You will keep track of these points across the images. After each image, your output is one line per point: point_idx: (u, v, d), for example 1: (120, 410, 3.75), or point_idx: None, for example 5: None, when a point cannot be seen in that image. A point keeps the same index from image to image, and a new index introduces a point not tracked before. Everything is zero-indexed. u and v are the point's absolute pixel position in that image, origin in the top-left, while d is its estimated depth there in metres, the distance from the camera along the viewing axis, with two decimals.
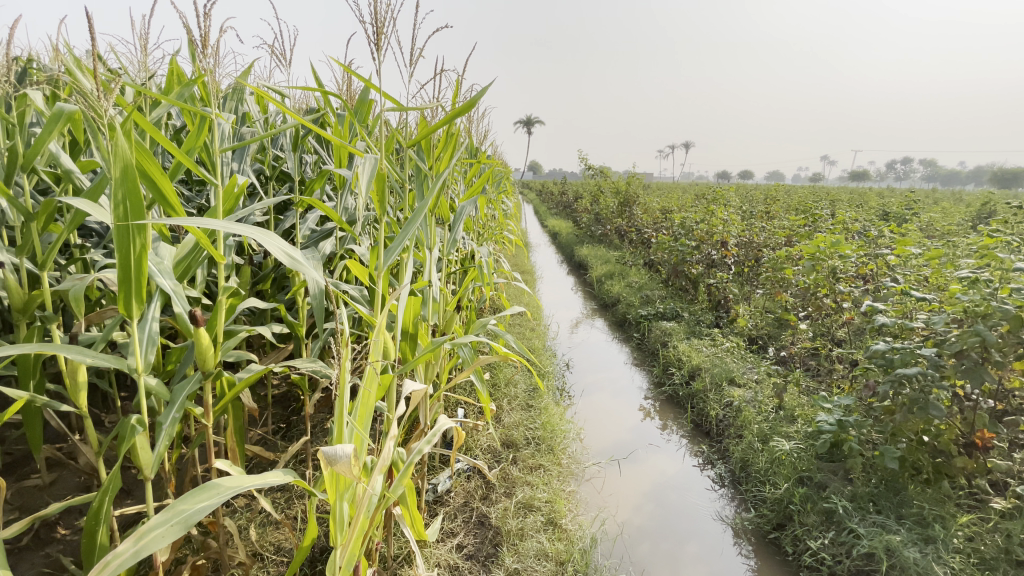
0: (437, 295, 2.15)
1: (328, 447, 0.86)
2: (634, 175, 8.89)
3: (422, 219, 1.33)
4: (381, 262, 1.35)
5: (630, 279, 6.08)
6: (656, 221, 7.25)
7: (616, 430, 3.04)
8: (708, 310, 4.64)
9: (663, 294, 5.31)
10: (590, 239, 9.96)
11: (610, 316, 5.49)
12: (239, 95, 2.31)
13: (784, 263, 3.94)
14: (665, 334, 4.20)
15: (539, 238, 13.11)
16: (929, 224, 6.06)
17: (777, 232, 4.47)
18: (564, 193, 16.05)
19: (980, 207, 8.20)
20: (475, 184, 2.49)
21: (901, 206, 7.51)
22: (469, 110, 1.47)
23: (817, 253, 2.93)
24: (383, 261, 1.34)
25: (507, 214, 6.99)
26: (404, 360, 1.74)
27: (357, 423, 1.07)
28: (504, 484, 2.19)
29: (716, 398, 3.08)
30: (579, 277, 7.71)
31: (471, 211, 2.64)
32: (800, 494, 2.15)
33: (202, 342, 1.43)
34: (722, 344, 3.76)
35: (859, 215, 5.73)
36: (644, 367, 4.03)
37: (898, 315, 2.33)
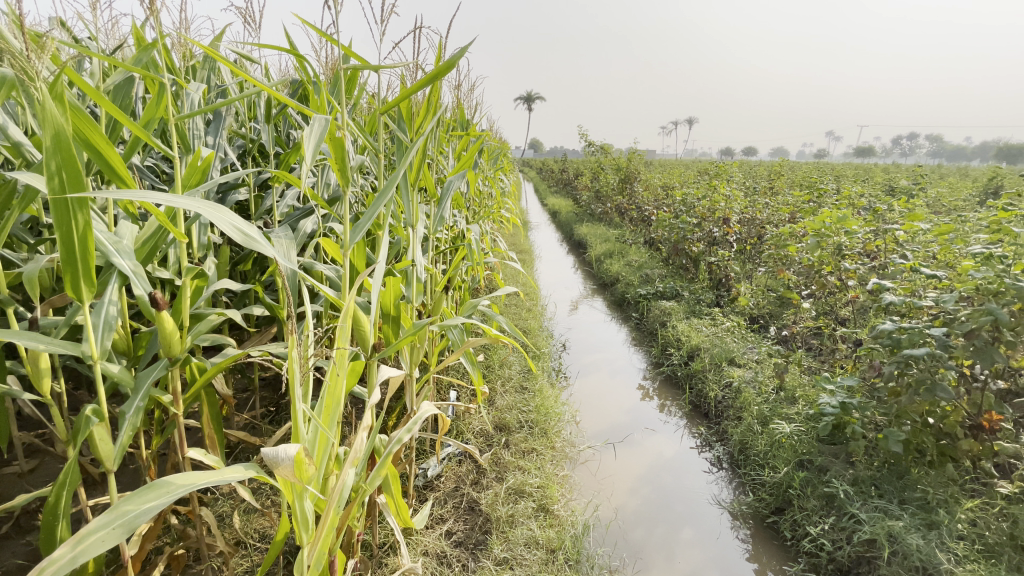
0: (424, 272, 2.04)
1: (268, 450, 0.79)
2: (636, 152, 8.69)
3: (392, 192, 1.22)
4: (347, 241, 1.24)
5: (630, 257, 5.95)
6: (658, 199, 7.08)
7: (612, 411, 2.98)
8: (709, 289, 4.54)
9: (663, 273, 5.20)
10: (590, 218, 9.81)
11: (609, 296, 5.39)
12: (212, 65, 2.19)
13: (787, 241, 3.82)
14: (664, 313, 4.11)
15: (539, 218, 12.93)
16: (938, 199, 5.89)
17: (781, 208, 4.34)
18: (564, 171, 15.87)
19: (988, 182, 8.06)
20: (468, 155, 2.36)
21: (909, 181, 7.31)
22: (448, 72, 1.35)
23: (822, 229, 2.82)
24: (352, 238, 1.24)
25: (505, 192, 6.85)
26: (385, 343, 1.65)
27: (322, 421, 0.98)
28: (495, 468, 2.13)
29: (715, 378, 3.01)
30: (579, 257, 7.59)
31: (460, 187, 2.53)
32: (801, 477, 2.09)
33: (166, 328, 1.35)
34: (722, 324, 3.67)
35: (867, 190, 5.57)
36: (642, 348, 3.95)
37: (906, 293, 2.23)
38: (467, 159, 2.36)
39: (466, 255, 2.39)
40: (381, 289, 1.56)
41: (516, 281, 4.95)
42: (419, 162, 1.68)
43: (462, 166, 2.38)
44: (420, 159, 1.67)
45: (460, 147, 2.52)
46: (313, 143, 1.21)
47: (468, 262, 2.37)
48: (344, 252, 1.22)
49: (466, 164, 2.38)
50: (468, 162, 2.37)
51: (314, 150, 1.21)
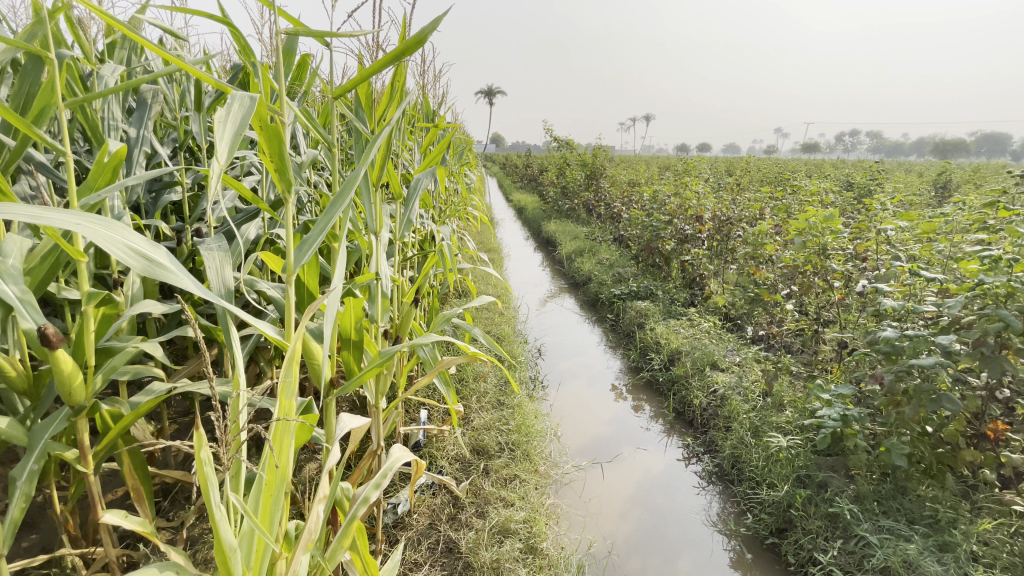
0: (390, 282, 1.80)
1: None
2: (600, 147, 8.57)
3: (352, 196, 0.95)
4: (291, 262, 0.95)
5: (600, 255, 5.81)
6: (625, 194, 6.96)
7: (594, 423, 2.80)
8: (683, 287, 4.44)
9: (635, 271, 5.07)
10: (556, 214, 9.65)
11: (581, 296, 5.23)
12: (132, 43, 1.85)
13: (763, 239, 3.74)
14: (640, 314, 3.97)
15: (503, 213, 12.69)
16: (894, 193, 6.03)
17: (753, 205, 4.27)
18: (527, 166, 15.69)
19: (934, 178, 8.45)
20: (436, 150, 2.11)
21: (864, 175, 7.50)
22: (418, 47, 1.10)
23: (807, 228, 2.72)
24: (298, 259, 0.94)
25: (469, 188, 6.58)
26: (347, 372, 1.41)
27: (260, 518, 0.77)
28: (475, 501, 1.91)
29: (700, 384, 2.88)
30: (546, 254, 7.42)
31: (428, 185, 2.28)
32: (802, 496, 1.97)
33: (63, 370, 1.05)
34: (701, 325, 3.56)
35: (829, 186, 5.63)
36: (619, 351, 3.81)
37: (900, 296, 2.14)
38: (436, 154, 2.12)
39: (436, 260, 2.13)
40: (338, 311, 1.32)
41: (485, 283, 4.70)
42: (382, 156, 1.43)
43: (431, 164, 2.14)
44: (383, 153, 1.42)
45: (426, 142, 2.27)
46: (230, 133, 0.96)
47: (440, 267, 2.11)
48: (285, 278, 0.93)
49: (434, 162, 2.13)
50: (438, 159, 2.13)
51: (232, 142, 0.97)
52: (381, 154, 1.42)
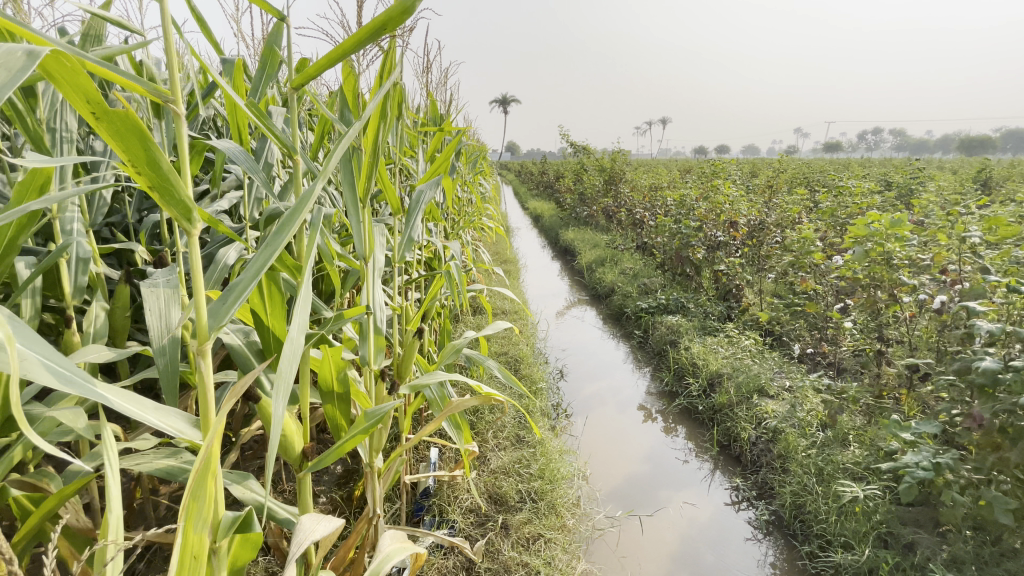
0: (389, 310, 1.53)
1: None
2: (619, 151, 8.25)
3: (301, 221, 0.66)
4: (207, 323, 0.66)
5: (624, 265, 5.48)
6: (647, 200, 6.63)
7: (627, 459, 2.49)
8: (716, 300, 4.09)
9: (662, 282, 4.74)
10: (575, 222, 9.35)
11: (604, 309, 4.91)
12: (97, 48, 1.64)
13: (807, 248, 3.39)
14: (672, 331, 3.64)
15: (520, 222, 12.42)
16: (941, 192, 5.60)
17: (791, 209, 3.93)
18: (544, 173, 15.43)
19: (978, 175, 7.94)
20: (444, 156, 1.84)
21: (903, 173, 7.04)
22: (404, 16, 0.80)
23: (867, 236, 2.38)
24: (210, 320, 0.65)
25: (485, 197, 6.33)
26: (332, 431, 1.16)
27: None
28: (493, 568, 1.62)
29: (747, 415, 2.54)
30: (565, 264, 7.12)
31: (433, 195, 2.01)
32: (886, 561, 1.63)
33: None
34: (741, 343, 3.22)
35: (871, 186, 5.23)
36: (649, 371, 3.48)
37: (995, 317, 1.79)
38: (443, 160, 1.84)
39: (445, 280, 1.85)
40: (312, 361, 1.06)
41: (502, 297, 4.42)
42: (370, 165, 1.15)
43: (438, 172, 1.86)
44: (372, 160, 1.14)
45: (433, 147, 2.00)
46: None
47: (450, 289, 1.83)
48: (196, 344, 0.66)
49: (442, 169, 1.86)
50: (445, 165, 1.85)
51: None
52: (368, 162, 1.14)
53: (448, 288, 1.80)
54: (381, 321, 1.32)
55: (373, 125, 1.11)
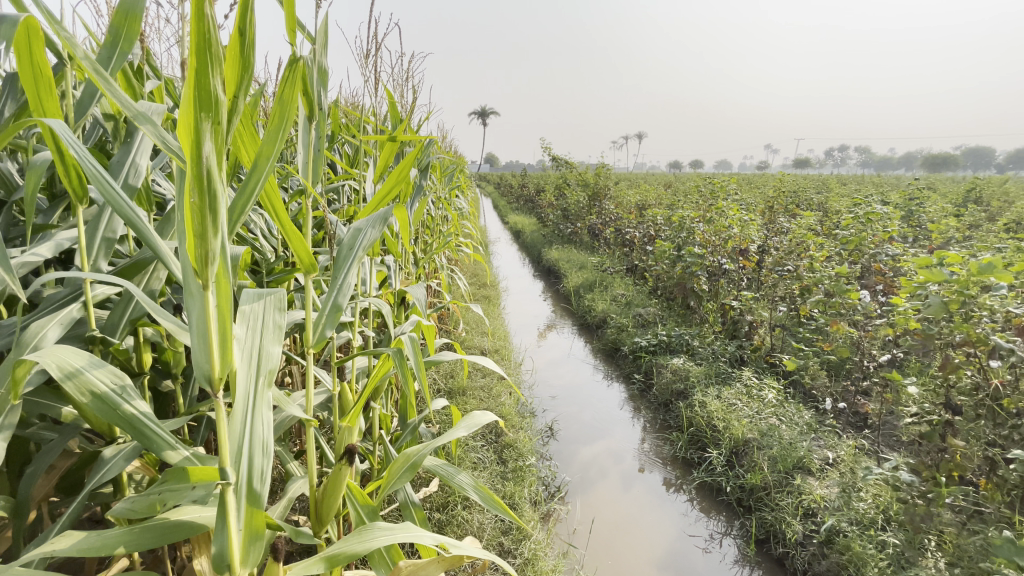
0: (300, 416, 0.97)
1: None
2: (604, 165, 7.81)
3: None
4: None
5: (614, 291, 4.97)
6: (636, 219, 6.16)
7: (644, 562, 1.96)
8: (723, 337, 3.61)
9: (660, 314, 4.23)
10: (557, 239, 8.83)
11: (594, 341, 4.39)
12: None
13: (836, 284, 2.92)
14: (678, 377, 3.12)
15: (497, 236, 11.84)
16: (940, 213, 5.30)
17: (807, 235, 3.48)
18: (523, 186, 14.97)
19: (963, 194, 7.84)
20: (398, 169, 1.26)
21: (895, 194, 6.80)
22: None
23: (943, 283, 1.92)
24: None
25: (462, 215, 5.74)
26: None
27: None
28: None
29: (791, 504, 2.04)
30: (548, 285, 6.58)
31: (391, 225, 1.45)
32: None
33: None
34: (765, 398, 2.72)
35: (878, 207, 4.86)
36: (654, 426, 2.96)
37: None
38: (398, 174, 1.27)
39: (392, 356, 1.15)
40: None
41: (480, 332, 3.85)
42: (214, 206, 0.59)
43: (392, 194, 1.29)
44: (212, 195, 0.58)
45: (385, 157, 1.41)
46: None
47: (399, 367, 1.14)
48: None
49: (396, 190, 1.28)
50: (401, 185, 1.27)
51: None
52: (206, 199, 0.58)
53: (397, 364, 1.13)
54: (264, 469, 0.77)
55: (197, 117, 0.55)
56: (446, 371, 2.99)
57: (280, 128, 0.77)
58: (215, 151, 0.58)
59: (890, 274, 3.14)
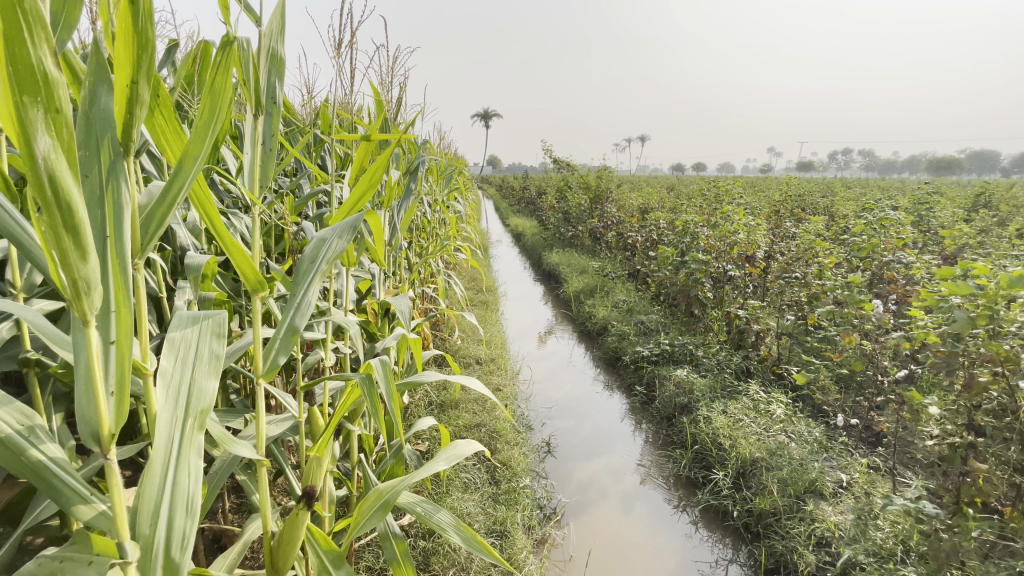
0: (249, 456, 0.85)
1: None
2: (606, 167, 7.68)
3: None
4: None
5: (616, 297, 4.83)
6: (639, 223, 6.03)
7: None
8: (729, 347, 3.47)
9: (663, 322, 4.09)
10: (559, 242, 8.70)
11: (595, 349, 4.25)
12: None
13: (849, 294, 2.78)
14: (682, 390, 2.98)
15: (499, 239, 11.71)
16: (951, 218, 5.14)
17: (816, 242, 3.34)
18: (524, 189, 14.85)
19: (972, 198, 7.68)
20: (370, 171, 1.14)
21: (904, 198, 6.63)
22: None
23: (970, 296, 1.79)
24: None
25: (460, 218, 5.62)
26: None
27: None
28: None
29: (803, 533, 1.90)
30: (549, 290, 6.45)
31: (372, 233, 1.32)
32: None
33: None
34: (773, 414, 2.58)
35: (888, 212, 4.71)
36: (656, 441, 2.83)
37: None
38: (369, 177, 1.14)
39: (358, 383, 1.02)
40: None
41: (476, 340, 3.72)
42: (75, 222, 0.48)
43: (363, 199, 1.16)
44: (65, 209, 0.47)
45: (359, 158, 1.29)
46: None
47: (367, 396, 1.01)
48: None
49: (369, 194, 1.15)
50: (374, 189, 1.15)
51: None
52: (60, 214, 0.47)
53: (363, 393, 1.00)
54: (185, 531, 0.66)
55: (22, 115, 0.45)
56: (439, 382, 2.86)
57: (210, 123, 0.66)
58: (55, 150, 0.47)
59: (904, 283, 3.00)
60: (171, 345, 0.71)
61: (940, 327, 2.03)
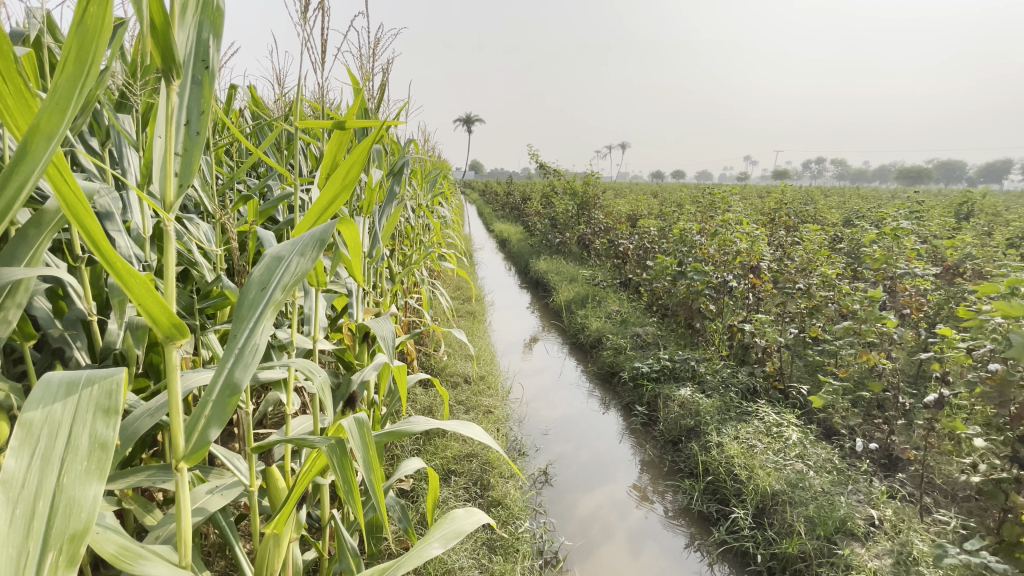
0: (165, 575, 0.61)
1: None
2: (592, 174, 7.52)
3: None
4: None
5: (609, 308, 4.62)
6: (629, 230, 5.86)
7: None
8: (732, 363, 3.28)
9: (660, 335, 3.89)
10: (545, 249, 8.48)
11: (587, 363, 4.03)
12: None
13: (866, 309, 2.61)
14: (687, 412, 2.78)
15: (482, 245, 11.45)
16: (944, 227, 5.08)
17: (823, 253, 3.18)
18: (508, 195, 14.65)
19: (953, 208, 7.79)
20: (343, 167, 0.88)
21: (891, 207, 6.61)
22: None
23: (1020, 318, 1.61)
24: None
25: (445, 223, 5.36)
26: None
27: None
28: None
29: None
30: (536, 298, 6.23)
31: (349, 243, 1.06)
32: None
33: None
34: (789, 440, 2.39)
35: (884, 222, 4.62)
36: (661, 468, 2.61)
37: None
38: (340, 175, 0.89)
39: (326, 452, 0.75)
40: None
41: (463, 356, 3.46)
42: None
43: (334, 203, 0.91)
44: None
45: (330, 151, 1.03)
46: None
47: (337, 469, 0.75)
48: None
49: (341, 198, 0.90)
50: (347, 191, 0.90)
51: None
52: None
53: (330, 466, 0.74)
54: None
55: None
56: (425, 406, 2.60)
57: (76, 84, 0.46)
58: None
59: (917, 297, 2.85)
60: (21, 431, 0.46)
61: (980, 349, 1.86)
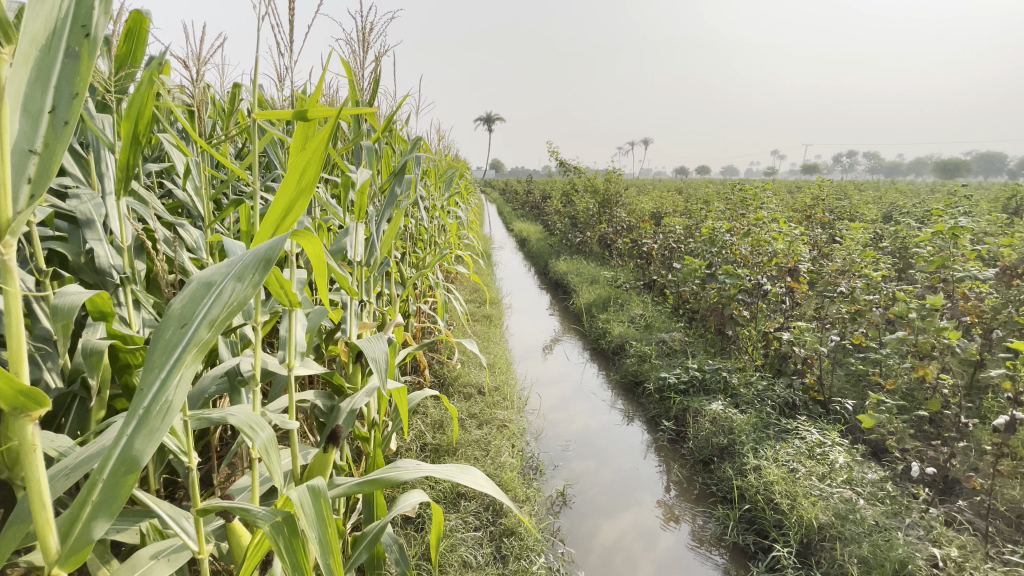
0: None
1: None
2: (615, 170, 7.25)
3: None
4: None
5: (633, 312, 4.39)
6: (654, 229, 5.59)
7: None
8: (768, 374, 3.03)
9: (688, 341, 3.65)
10: (566, 249, 8.25)
11: (610, 371, 3.82)
12: None
13: (922, 319, 2.34)
14: (719, 428, 2.55)
15: (501, 245, 11.28)
16: (999, 222, 4.67)
17: (869, 253, 2.90)
18: (528, 194, 14.45)
19: (1004, 202, 7.27)
20: (300, 161, 0.72)
21: (937, 202, 6.16)
22: None
23: None
24: None
25: (463, 224, 5.19)
26: None
27: None
28: None
29: None
30: (556, 300, 6.02)
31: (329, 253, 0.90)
32: None
33: None
34: (835, 463, 2.15)
35: (933, 219, 4.26)
36: (690, 491, 2.40)
37: None
38: (297, 171, 0.73)
39: (270, 532, 0.61)
40: None
41: (478, 364, 3.30)
42: None
43: (294, 207, 0.75)
44: None
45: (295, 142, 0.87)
46: None
47: (282, 553, 0.60)
48: None
49: (301, 199, 0.75)
50: (307, 192, 0.74)
51: None
52: None
53: (275, 550, 0.60)
54: None
55: None
56: (436, 421, 2.45)
57: None
58: None
59: (978, 303, 2.56)
60: None
61: None
